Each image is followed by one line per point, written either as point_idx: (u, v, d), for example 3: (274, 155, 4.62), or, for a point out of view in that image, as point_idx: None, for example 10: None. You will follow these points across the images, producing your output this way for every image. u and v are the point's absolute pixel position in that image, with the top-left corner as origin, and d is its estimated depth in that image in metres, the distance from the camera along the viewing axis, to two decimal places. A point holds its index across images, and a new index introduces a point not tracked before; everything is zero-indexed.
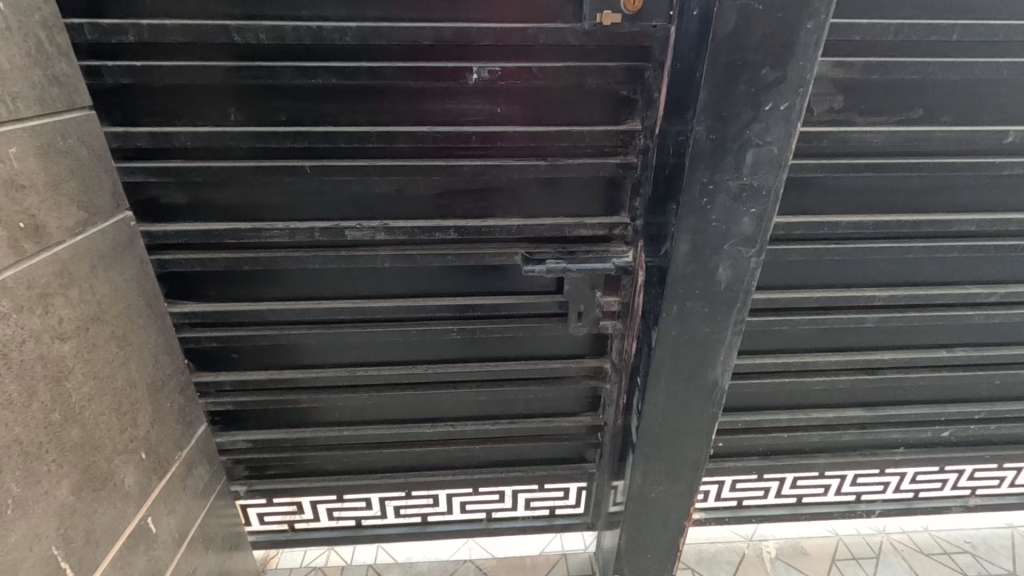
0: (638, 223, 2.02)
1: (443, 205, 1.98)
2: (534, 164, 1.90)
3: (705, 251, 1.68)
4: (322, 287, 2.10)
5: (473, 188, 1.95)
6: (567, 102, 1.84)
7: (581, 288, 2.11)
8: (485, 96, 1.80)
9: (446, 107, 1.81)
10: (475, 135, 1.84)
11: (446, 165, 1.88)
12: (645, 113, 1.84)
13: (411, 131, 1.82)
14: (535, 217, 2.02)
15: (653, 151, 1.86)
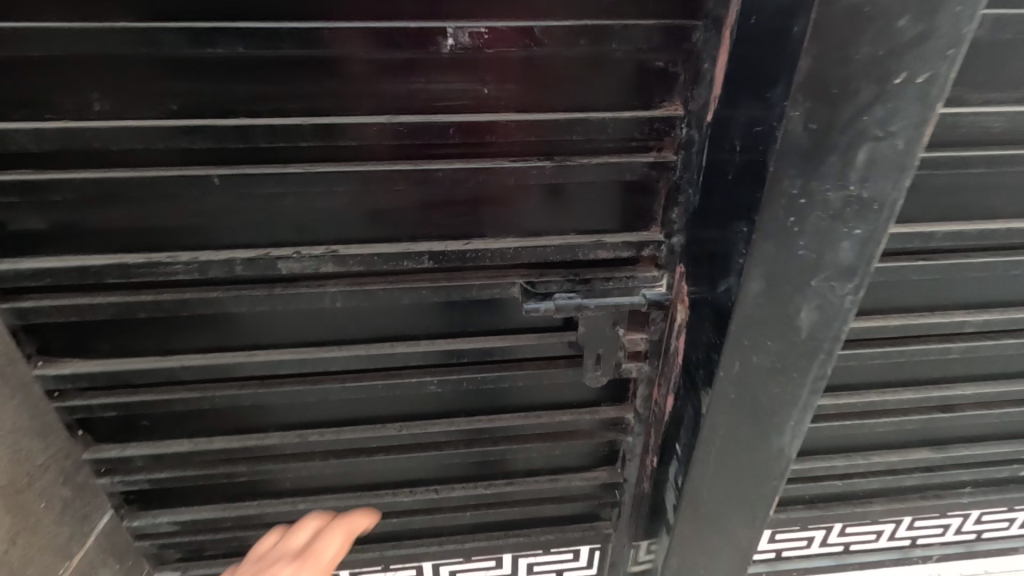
0: (675, 242, 1.51)
1: (413, 224, 1.46)
2: (537, 165, 1.38)
3: (784, 290, 1.19)
4: (256, 334, 1.57)
5: (453, 200, 1.43)
6: (581, 77, 1.31)
7: (599, 328, 1.60)
8: (466, 71, 1.27)
9: (410, 88, 1.27)
10: (455, 127, 1.31)
11: (415, 169, 1.35)
12: (691, 92, 1.32)
13: (361, 123, 1.28)
14: (537, 238, 1.50)
15: (701, 146, 1.35)
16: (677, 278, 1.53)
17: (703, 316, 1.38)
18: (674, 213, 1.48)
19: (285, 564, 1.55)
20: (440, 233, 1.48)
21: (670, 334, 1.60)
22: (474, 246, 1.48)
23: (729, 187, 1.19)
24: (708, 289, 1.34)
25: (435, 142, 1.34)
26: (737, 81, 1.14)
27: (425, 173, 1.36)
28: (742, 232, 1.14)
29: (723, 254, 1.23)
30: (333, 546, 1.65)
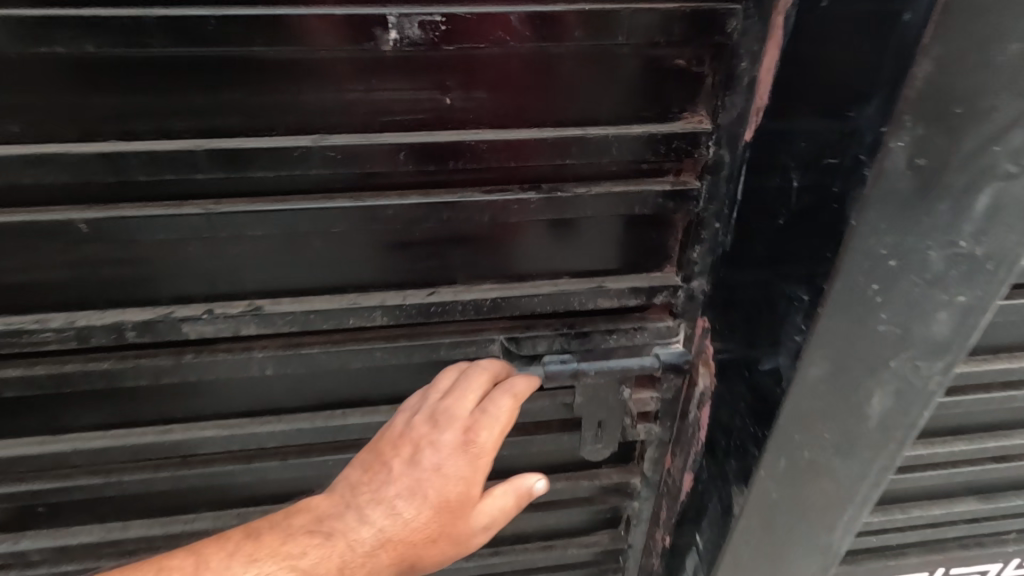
0: (695, 286, 1.21)
1: (361, 272, 1.13)
2: (520, 198, 1.05)
3: (853, 373, 0.88)
4: (169, 407, 1.25)
5: (412, 242, 1.11)
6: (576, 81, 0.98)
7: (601, 393, 1.28)
8: (422, 76, 0.94)
9: (345, 98, 0.94)
10: (407, 150, 0.97)
11: (357, 207, 1.01)
12: (722, 102, 1.00)
13: (278, 149, 0.93)
14: (522, 283, 1.19)
15: (735, 170, 1.04)
16: (703, 335, 1.23)
17: (737, 393, 1.06)
18: (695, 252, 1.17)
19: (450, 434, 1.07)
20: (397, 282, 1.16)
21: (691, 399, 1.30)
22: (441, 298, 1.16)
23: (779, 236, 0.87)
24: (745, 360, 1.02)
25: (382, 171, 1.00)
26: (795, 91, 0.81)
27: (370, 211, 1.02)
28: (802, 302, 0.82)
29: (768, 323, 0.92)
30: (501, 412, 1.09)
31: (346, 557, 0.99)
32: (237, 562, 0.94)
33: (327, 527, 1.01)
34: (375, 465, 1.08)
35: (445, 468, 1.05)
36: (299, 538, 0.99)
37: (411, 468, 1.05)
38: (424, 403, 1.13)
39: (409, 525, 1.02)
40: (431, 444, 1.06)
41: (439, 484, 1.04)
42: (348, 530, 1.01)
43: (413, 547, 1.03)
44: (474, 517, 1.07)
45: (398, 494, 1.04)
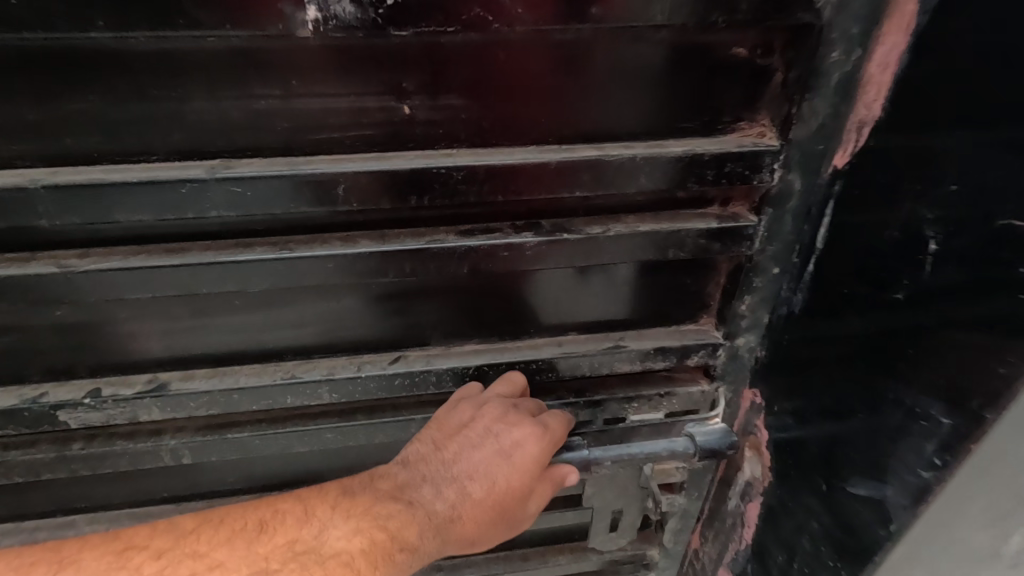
0: (739, 344, 0.93)
1: (300, 335, 0.85)
2: (512, 242, 0.76)
3: (990, 524, 0.54)
4: (61, 500, 0.97)
5: (366, 297, 0.83)
6: (589, 82, 0.69)
7: (619, 484, 1.05)
8: (366, 75, 0.64)
9: (253, 109, 0.64)
10: (350, 183, 0.68)
11: (282, 260, 0.72)
12: (797, 109, 0.71)
13: (159, 184, 0.64)
14: (516, 342, 0.92)
15: (813, 203, 0.76)
16: (753, 410, 0.95)
17: (805, 502, 0.83)
18: (744, 303, 0.89)
19: (524, 432, 0.82)
20: (349, 346, 0.87)
21: (731, 483, 1.04)
22: (408, 367, 0.87)
23: (906, 331, 0.62)
24: (820, 464, 0.79)
25: (314, 211, 0.70)
26: (960, 110, 0.54)
27: (302, 266, 0.73)
28: (922, 426, 0.60)
29: (868, 437, 0.68)
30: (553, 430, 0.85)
31: (434, 535, 0.74)
32: (343, 522, 0.70)
33: (410, 496, 0.76)
34: (447, 439, 0.82)
35: (518, 459, 0.81)
36: (384, 504, 0.74)
37: (486, 451, 0.80)
38: (494, 390, 0.86)
39: (485, 506, 0.79)
40: (504, 434, 0.80)
41: (514, 472, 0.81)
42: (429, 503, 0.76)
43: (485, 530, 0.79)
44: (538, 502, 0.84)
45: (472, 474, 0.79)
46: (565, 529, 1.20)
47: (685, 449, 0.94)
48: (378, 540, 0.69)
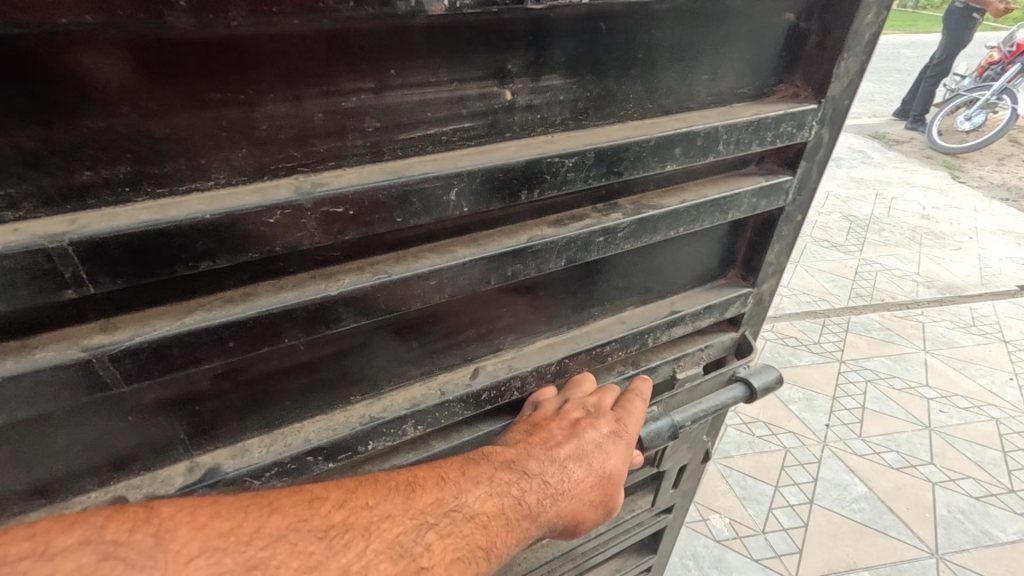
0: (765, 288, 1.03)
1: (372, 369, 0.73)
2: (608, 227, 0.73)
3: None
4: None
5: (444, 312, 0.74)
6: (672, 54, 0.68)
7: (685, 444, 1.12)
8: (469, 55, 0.55)
9: (342, 108, 0.52)
10: (464, 184, 0.58)
11: (380, 287, 0.60)
12: (838, 68, 0.77)
13: (243, 216, 0.49)
14: (583, 329, 0.89)
15: (830, 152, 0.87)
16: None
17: None
18: (772, 252, 0.97)
19: (608, 423, 0.81)
20: (422, 369, 0.77)
21: None
22: (494, 377, 0.80)
23: None
24: None
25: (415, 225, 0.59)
26: None
27: (403, 290, 0.62)
28: None
29: None
30: (632, 420, 0.84)
31: (552, 500, 0.75)
32: (473, 497, 0.69)
33: (522, 468, 0.74)
34: (537, 428, 0.78)
35: (607, 446, 0.80)
36: (501, 475, 0.72)
37: (580, 439, 0.78)
38: (568, 395, 0.84)
39: (582, 485, 0.78)
40: (591, 424, 0.79)
41: (607, 459, 0.80)
42: (540, 477, 0.74)
43: (581, 508, 0.78)
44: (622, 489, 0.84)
45: (570, 455, 0.77)
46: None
47: (745, 394, 1.02)
48: (506, 506, 0.70)
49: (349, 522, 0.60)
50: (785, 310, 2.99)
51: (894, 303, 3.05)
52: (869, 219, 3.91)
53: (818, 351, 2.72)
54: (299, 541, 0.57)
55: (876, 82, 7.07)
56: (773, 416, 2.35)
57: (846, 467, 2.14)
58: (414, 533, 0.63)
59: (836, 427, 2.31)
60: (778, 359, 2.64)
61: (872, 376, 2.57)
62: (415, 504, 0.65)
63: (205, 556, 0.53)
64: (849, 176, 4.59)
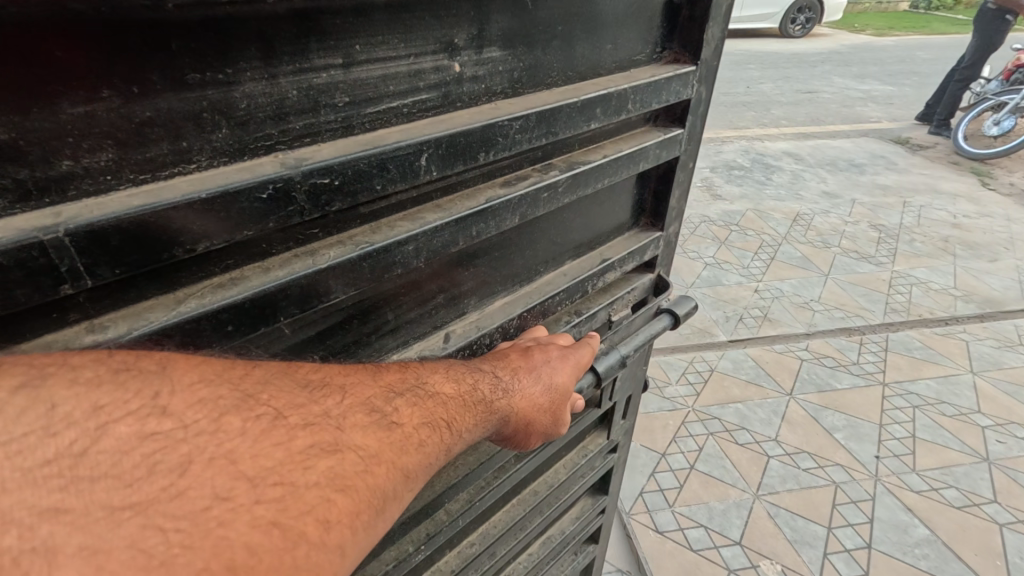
0: (672, 230, 1.13)
1: (353, 349, 0.71)
2: (549, 181, 0.78)
3: None
4: None
5: (415, 278, 0.74)
6: (584, 27, 0.78)
7: (626, 377, 1.21)
8: (425, 31, 0.61)
9: (314, 85, 0.54)
10: (432, 150, 0.62)
11: (365, 257, 0.61)
12: (707, 34, 0.91)
13: (235, 192, 0.50)
14: (533, 285, 0.93)
15: (709, 105, 1.00)
16: None
17: None
18: (674, 196, 1.09)
19: (562, 353, 0.82)
20: (398, 341, 0.76)
21: None
22: (464, 340, 0.81)
23: None
24: None
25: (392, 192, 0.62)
26: None
27: (384, 258, 0.63)
28: None
29: None
30: (582, 354, 0.84)
31: (506, 395, 0.72)
32: (435, 373, 0.66)
33: (476, 365, 0.73)
34: (499, 354, 0.78)
35: (556, 373, 0.79)
36: (458, 367, 0.70)
37: (534, 362, 0.77)
38: (522, 336, 0.87)
39: (532, 403, 0.76)
40: (542, 347, 0.81)
41: (557, 391, 0.79)
42: (495, 379, 0.72)
43: (523, 423, 0.76)
44: (562, 422, 0.82)
45: (525, 368, 0.76)
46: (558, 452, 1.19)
47: (670, 323, 1.09)
48: (464, 391, 0.67)
49: (327, 381, 0.57)
50: (819, 326, 2.75)
51: (932, 319, 2.83)
52: (897, 228, 3.70)
53: (858, 373, 2.48)
54: (287, 383, 0.54)
55: (894, 85, 6.96)
56: (821, 446, 2.13)
57: (903, 506, 1.92)
58: (369, 396, 0.58)
59: (887, 458, 2.09)
60: (817, 383, 2.41)
61: (918, 401, 2.34)
62: (382, 376, 0.62)
63: (202, 384, 0.49)
64: (873, 183, 4.40)
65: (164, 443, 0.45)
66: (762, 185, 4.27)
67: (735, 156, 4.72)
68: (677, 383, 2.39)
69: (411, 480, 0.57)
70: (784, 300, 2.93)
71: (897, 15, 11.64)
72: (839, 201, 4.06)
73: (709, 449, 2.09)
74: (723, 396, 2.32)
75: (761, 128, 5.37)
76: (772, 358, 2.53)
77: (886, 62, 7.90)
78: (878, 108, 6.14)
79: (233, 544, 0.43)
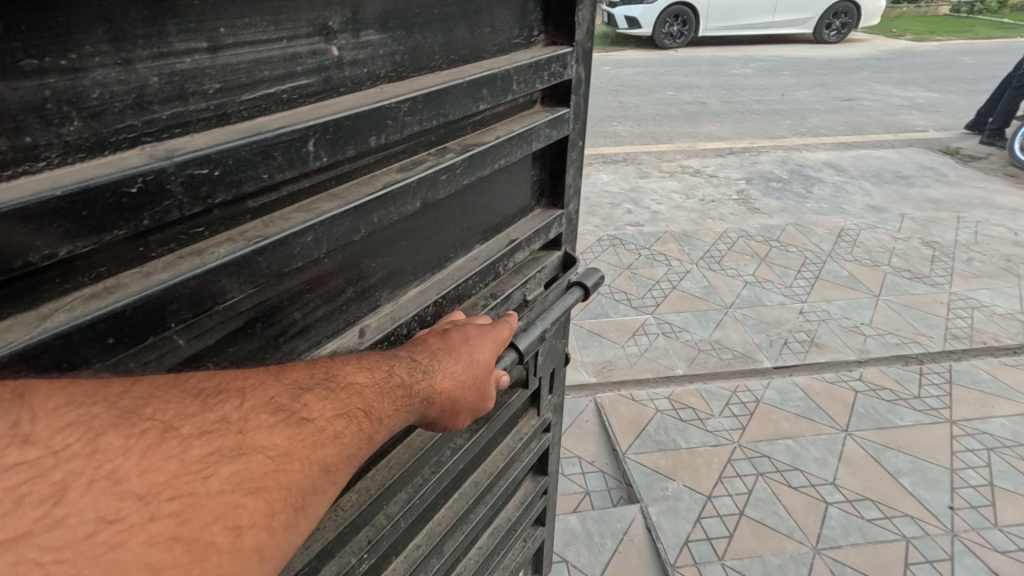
0: (571, 209, 1.18)
1: (260, 356, 0.69)
2: (444, 164, 0.79)
3: None
4: None
5: (318, 272, 0.73)
6: (461, 10, 0.79)
7: (545, 354, 1.23)
8: (295, 13, 0.61)
9: (178, 70, 0.54)
10: (318, 135, 0.61)
11: (260, 251, 0.60)
12: (577, 18, 0.96)
13: (102, 186, 0.48)
14: (444, 271, 0.93)
15: (589, 84, 1.05)
16: None
17: None
18: (569, 176, 1.13)
19: (480, 331, 0.85)
20: (310, 341, 0.75)
21: None
22: (378, 334, 0.81)
23: None
24: None
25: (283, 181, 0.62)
26: None
27: (283, 250, 0.62)
28: None
29: None
30: (501, 330, 0.88)
31: (426, 377, 0.74)
32: (346, 364, 0.67)
33: (390, 353, 0.74)
34: (415, 340, 0.80)
35: (477, 351, 0.82)
36: (371, 355, 0.71)
37: (453, 344, 0.80)
38: (443, 320, 0.88)
39: (455, 382, 0.78)
40: (460, 328, 0.84)
41: (480, 369, 0.82)
42: (412, 363, 0.74)
43: (450, 404, 0.77)
44: (490, 399, 0.85)
45: (443, 350, 0.79)
46: (494, 439, 1.23)
47: (581, 297, 1.13)
48: (380, 378, 0.68)
49: (221, 387, 0.56)
50: (872, 353, 3.10)
51: (996, 348, 3.14)
52: (952, 246, 4.08)
53: (920, 409, 2.76)
54: (172, 393, 0.53)
55: (937, 91, 7.50)
56: (880, 491, 2.37)
57: (987, 568, 2.09)
58: (276, 397, 0.58)
59: (965, 511, 2.29)
60: (876, 420, 2.71)
61: (993, 445, 2.58)
62: (286, 375, 0.61)
63: (72, 407, 0.48)
64: (922, 196, 4.82)
65: (30, 474, 0.44)
66: (804, 198, 4.80)
67: (772, 167, 5.37)
68: (721, 415, 2.73)
69: (331, 472, 0.58)
70: (833, 322, 3.34)
71: (939, 21, 11.98)
72: (885, 215, 4.52)
73: (758, 490, 2.37)
74: (773, 432, 2.64)
75: (800, 138, 6.04)
76: (826, 391, 2.86)
77: (929, 68, 8.44)
78: (920, 115, 6.71)
79: (130, 565, 0.44)
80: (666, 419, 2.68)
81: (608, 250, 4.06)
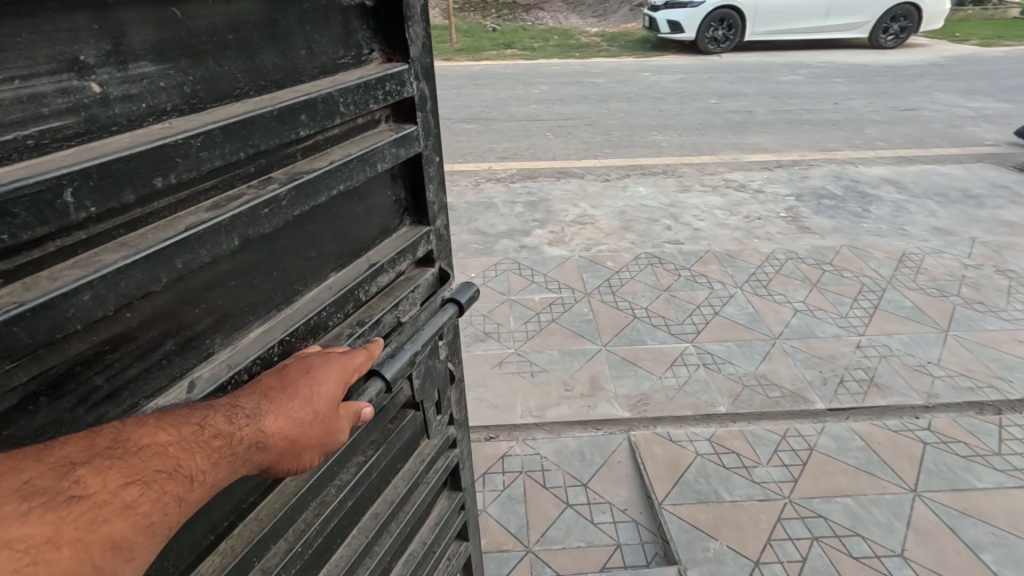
0: (439, 225, 1.18)
1: (50, 430, 0.62)
2: (266, 198, 0.76)
3: None
4: None
5: (120, 328, 0.66)
6: (263, 34, 0.77)
7: (424, 378, 1.18)
8: (29, 48, 0.56)
9: None
10: (78, 183, 0.57)
11: (12, 320, 0.54)
12: (409, 34, 0.97)
13: None
14: (295, 304, 0.89)
15: (433, 100, 1.07)
16: None
17: None
18: (431, 192, 1.14)
19: (326, 362, 0.81)
20: (123, 407, 0.68)
21: None
22: (212, 382, 0.76)
23: None
24: None
25: (43, 237, 0.57)
26: None
27: (50, 314, 0.57)
28: None
29: None
30: (351, 357, 0.85)
31: (252, 421, 0.68)
32: (140, 425, 0.60)
33: (206, 402, 0.67)
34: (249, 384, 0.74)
35: (319, 381, 0.77)
36: (179, 409, 0.65)
37: (291, 381, 0.75)
38: (291, 358, 0.83)
39: (293, 421, 0.72)
40: (302, 363, 0.80)
41: (324, 402, 0.77)
42: (232, 408, 0.68)
43: (288, 445, 0.71)
44: (342, 431, 0.80)
45: (278, 386, 0.74)
46: (392, 466, 1.17)
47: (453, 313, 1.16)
48: (187, 430, 0.62)
49: None
50: (942, 398, 2.71)
51: None
52: None
53: (1002, 468, 2.37)
54: None
55: (1010, 100, 6.86)
56: (959, 567, 2.01)
57: None
58: (34, 479, 0.51)
59: None
60: (948, 477, 2.33)
61: None
62: (51, 451, 0.54)
63: None
64: (994, 218, 4.33)
65: None
66: (860, 217, 4.39)
67: (825, 183, 4.96)
68: (769, 464, 2.41)
69: (125, 550, 0.53)
70: (895, 359, 2.96)
71: (1010, 24, 11.09)
72: (953, 238, 4.07)
73: (814, 558, 2.05)
74: (829, 487, 2.31)
75: (855, 151, 5.58)
76: (891, 443, 2.49)
77: (1001, 75, 7.74)
78: (992, 126, 6.12)
79: None
80: (708, 466, 2.39)
81: (645, 269, 3.79)
